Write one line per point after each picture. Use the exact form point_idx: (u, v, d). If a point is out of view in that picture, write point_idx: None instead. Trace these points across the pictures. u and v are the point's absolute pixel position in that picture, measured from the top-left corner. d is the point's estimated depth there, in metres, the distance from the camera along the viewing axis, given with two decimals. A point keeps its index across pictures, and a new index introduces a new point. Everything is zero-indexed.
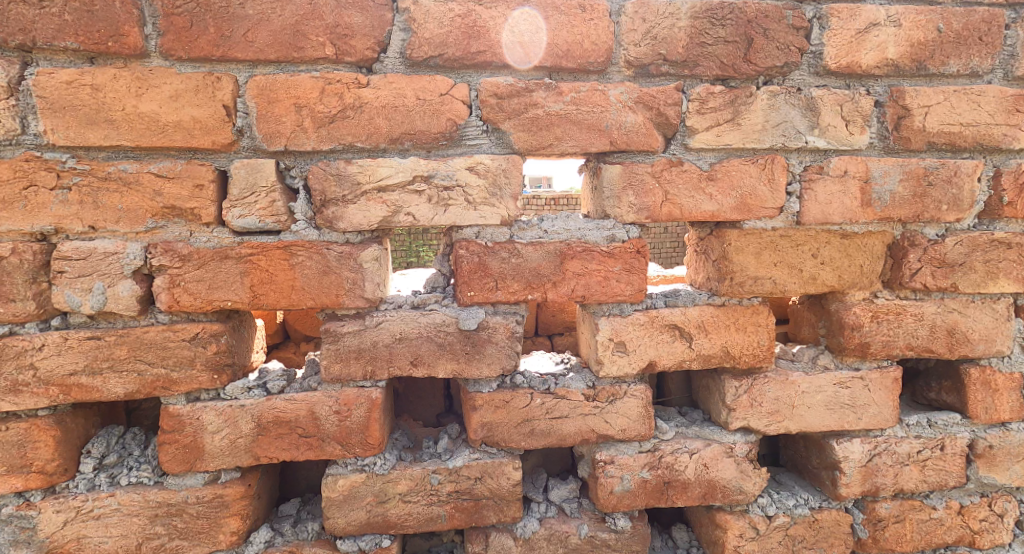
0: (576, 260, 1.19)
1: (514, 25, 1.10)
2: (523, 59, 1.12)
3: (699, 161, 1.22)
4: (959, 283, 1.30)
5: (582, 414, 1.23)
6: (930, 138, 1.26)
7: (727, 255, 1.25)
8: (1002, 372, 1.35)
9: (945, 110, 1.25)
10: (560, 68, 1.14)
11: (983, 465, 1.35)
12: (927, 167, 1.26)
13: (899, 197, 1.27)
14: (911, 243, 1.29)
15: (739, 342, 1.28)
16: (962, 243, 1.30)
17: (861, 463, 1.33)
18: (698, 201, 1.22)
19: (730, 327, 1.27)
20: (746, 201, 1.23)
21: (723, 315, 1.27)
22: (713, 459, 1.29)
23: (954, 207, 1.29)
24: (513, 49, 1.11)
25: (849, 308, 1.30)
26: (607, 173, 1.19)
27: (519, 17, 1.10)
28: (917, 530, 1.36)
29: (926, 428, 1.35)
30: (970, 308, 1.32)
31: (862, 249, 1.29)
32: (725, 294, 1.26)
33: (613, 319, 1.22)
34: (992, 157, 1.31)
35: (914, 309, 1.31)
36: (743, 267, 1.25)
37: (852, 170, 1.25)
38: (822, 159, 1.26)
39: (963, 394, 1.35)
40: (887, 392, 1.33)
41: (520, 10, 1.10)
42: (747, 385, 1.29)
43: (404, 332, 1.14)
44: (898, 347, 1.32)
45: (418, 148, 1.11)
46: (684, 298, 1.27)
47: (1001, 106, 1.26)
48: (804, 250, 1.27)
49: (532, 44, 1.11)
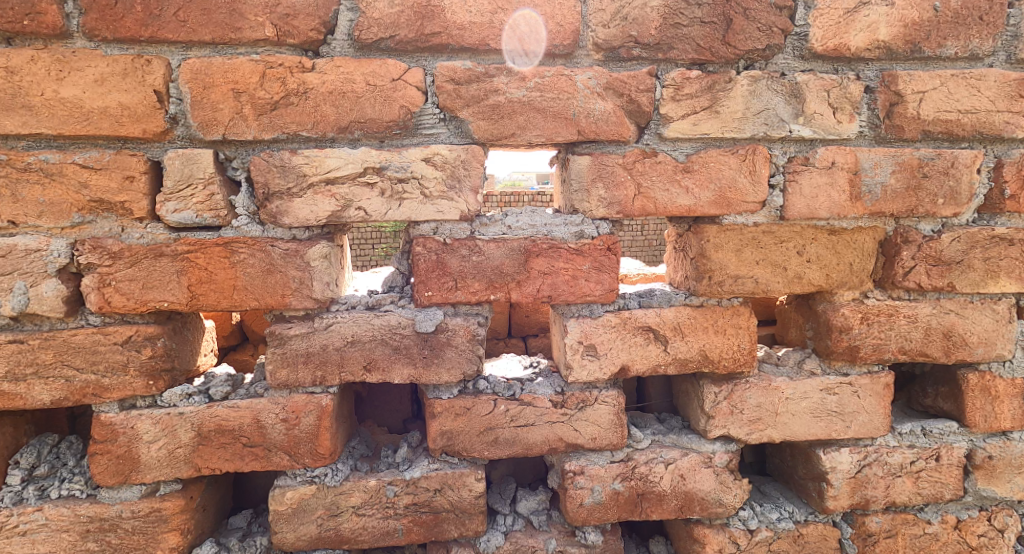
0: (541, 258, 1.12)
1: (515, 24, 1.04)
2: (518, 60, 1.06)
3: (675, 152, 1.15)
4: (956, 282, 1.22)
5: (549, 421, 1.16)
6: (925, 126, 1.17)
7: (705, 253, 1.18)
8: (1003, 378, 1.26)
9: (942, 96, 1.16)
10: (533, 60, 1.07)
11: (982, 477, 1.27)
12: (921, 157, 1.18)
13: (892, 190, 1.18)
14: (904, 240, 1.20)
15: (719, 345, 1.21)
16: (959, 239, 1.21)
17: (850, 474, 1.25)
18: (674, 194, 1.14)
19: (709, 328, 1.20)
20: (725, 196, 1.16)
21: (702, 316, 1.20)
22: (691, 470, 1.21)
23: (951, 201, 1.20)
24: (508, 46, 1.05)
25: (837, 309, 1.23)
26: (576, 165, 1.12)
27: (521, 18, 1.04)
28: (910, 546, 1.28)
29: (920, 438, 1.27)
30: (968, 309, 1.23)
31: (851, 246, 1.21)
32: (704, 294, 1.19)
33: (583, 321, 1.16)
34: (993, 147, 1.22)
35: (908, 310, 1.23)
36: (721, 265, 1.18)
37: (840, 161, 1.16)
38: (807, 149, 1.18)
39: (961, 400, 1.27)
40: (877, 399, 1.25)
41: (524, 9, 1.04)
42: (727, 392, 1.23)
43: (357, 334, 1.07)
44: (890, 351, 1.24)
45: (370, 137, 1.04)
46: (659, 299, 1.20)
47: (1003, 91, 1.17)
48: (788, 247, 1.19)
49: (531, 49, 1.06)
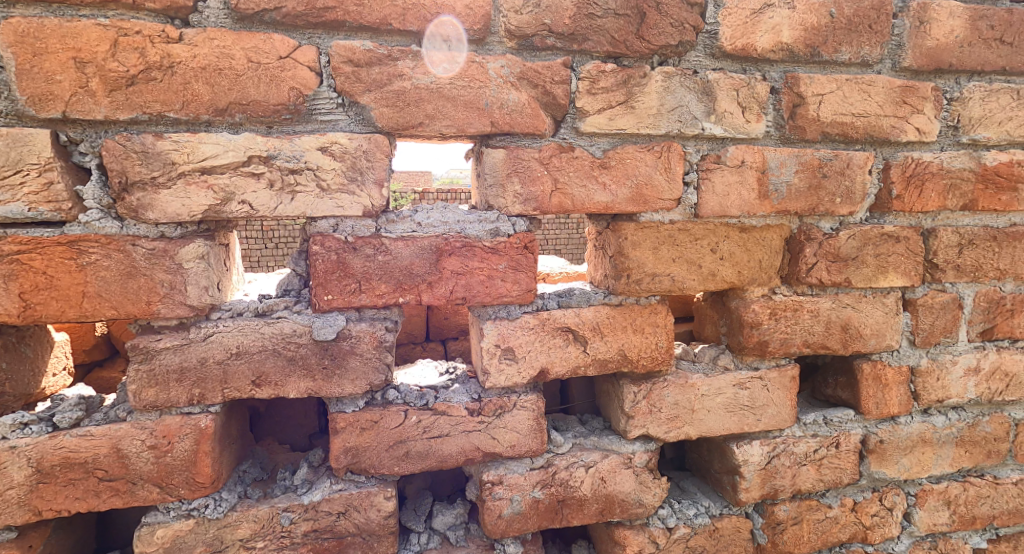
0: (454, 257, 1.05)
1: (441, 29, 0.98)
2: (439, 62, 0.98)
3: (593, 147, 1.12)
4: (852, 278, 1.29)
5: (465, 431, 1.09)
6: (824, 128, 1.23)
7: (625, 251, 1.17)
8: (892, 366, 1.36)
9: (838, 100, 1.23)
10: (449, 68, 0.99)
11: (875, 461, 1.38)
12: (821, 158, 1.24)
13: (796, 189, 1.24)
14: (807, 237, 1.27)
15: (639, 343, 1.20)
16: (854, 237, 1.28)
17: (761, 466, 1.30)
18: (590, 191, 1.12)
19: (628, 327, 1.20)
20: (642, 193, 1.16)
21: (622, 314, 1.19)
22: (611, 472, 1.20)
23: (847, 200, 1.28)
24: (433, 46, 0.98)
25: (748, 305, 1.28)
26: (490, 158, 1.06)
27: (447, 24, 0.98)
28: (813, 530, 1.35)
29: (823, 426, 1.35)
30: (863, 303, 1.32)
31: (759, 243, 1.26)
32: (622, 293, 1.18)
33: (499, 322, 1.10)
34: (881, 150, 1.31)
35: (811, 305, 1.30)
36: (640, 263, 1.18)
37: (749, 160, 1.20)
38: (719, 148, 1.20)
39: (857, 390, 1.36)
40: (785, 392, 1.32)
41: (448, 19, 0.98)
42: (645, 391, 1.23)
43: (243, 346, 0.94)
44: (795, 344, 1.30)
45: (254, 121, 0.92)
46: (578, 298, 1.17)
47: (890, 97, 1.25)
48: (703, 245, 1.22)
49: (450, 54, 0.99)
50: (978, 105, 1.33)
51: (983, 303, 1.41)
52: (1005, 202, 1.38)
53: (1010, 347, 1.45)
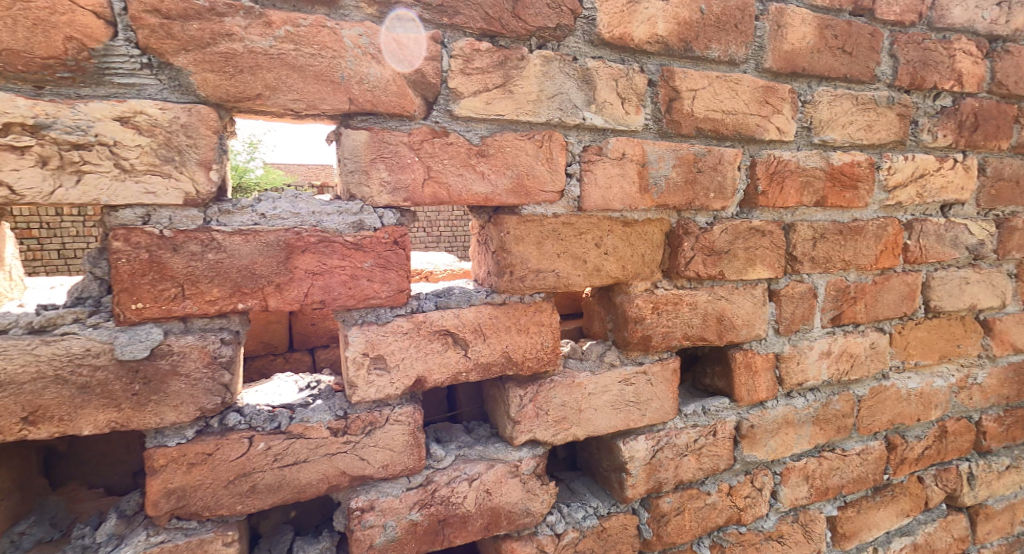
0: (308, 255, 0.91)
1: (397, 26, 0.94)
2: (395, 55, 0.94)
3: (470, 133, 1.04)
4: (725, 271, 1.36)
5: (327, 455, 0.95)
6: (697, 123, 1.27)
7: (507, 247, 1.11)
8: (760, 354, 1.46)
9: (710, 96, 1.27)
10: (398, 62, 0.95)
11: (747, 445, 1.47)
12: (696, 153, 1.28)
13: (673, 182, 1.27)
14: (685, 231, 1.31)
15: (523, 344, 1.15)
16: (726, 231, 1.35)
17: (646, 460, 1.31)
18: (468, 180, 1.04)
19: (512, 327, 1.13)
20: (525, 185, 1.11)
21: (506, 313, 1.13)
22: (496, 483, 1.12)
23: (720, 194, 1.34)
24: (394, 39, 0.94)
25: (632, 300, 1.29)
26: (349, 140, 0.94)
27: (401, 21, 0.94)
28: (695, 519, 1.39)
29: (701, 416, 1.41)
30: (735, 295, 1.39)
31: (642, 238, 1.27)
32: (507, 291, 1.13)
33: (367, 328, 0.99)
34: (748, 147, 1.38)
35: (689, 298, 1.34)
36: (524, 259, 1.13)
37: (629, 153, 1.20)
38: (600, 139, 1.19)
39: (731, 378, 1.44)
40: (667, 385, 1.35)
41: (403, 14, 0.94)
42: (532, 394, 1.17)
43: (4, 376, 0.76)
44: (676, 337, 1.34)
45: (16, 80, 0.75)
46: (458, 298, 1.09)
47: (754, 96, 1.33)
48: (587, 239, 1.20)
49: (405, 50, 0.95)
50: (826, 109, 1.44)
51: (832, 292, 1.54)
52: (848, 199, 1.52)
53: (854, 331, 1.61)
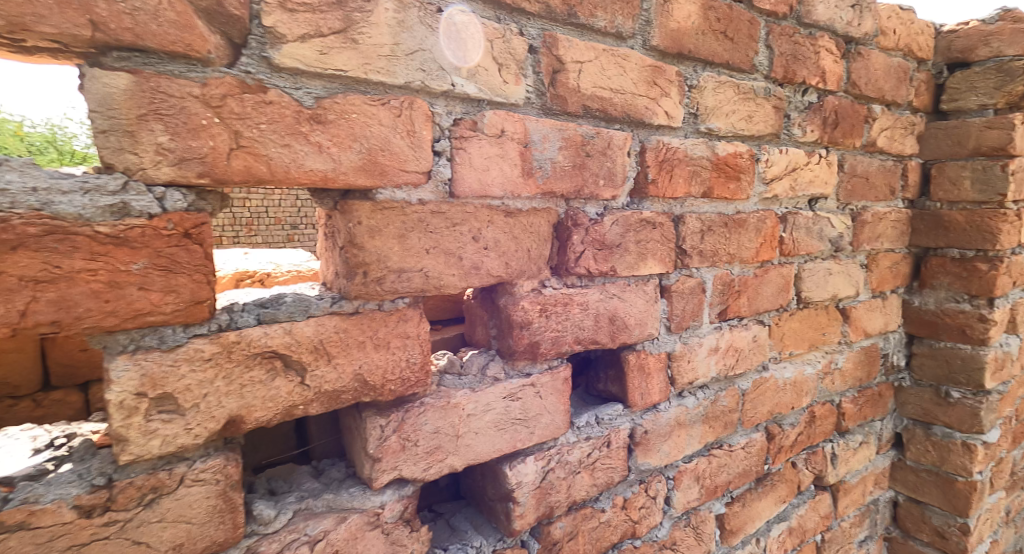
0: (27, 253, 0.63)
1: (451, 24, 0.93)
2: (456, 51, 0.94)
3: (299, 91, 0.80)
4: (617, 266, 1.25)
5: (73, 545, 0.70)
6: (584, 101, 1.14)
7: (361, 241, 0.89)
8: (653, 354, 1.38)
9: (597, 71, 1.14)
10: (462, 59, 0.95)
11: (641, 453, 1.39)
12: (583, 134, 1.14)
13: (560, 167, 1.12)
14: (574, 223, 1.17)
15: (386, 362, 0.93)
16: (617, 222, 1.24)
17: (535, 485, 1.17)
18: (298, 154, 0.79)
19: (370, 341, 0.91)
20: (384, 162, 0.88)
21: (362, 323, 0.90)
22: (350, 540, 0.91)
23: (610, 182, 1.21)
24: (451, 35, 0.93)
25: (517, 302, 1.12)
26: (100, 84, 0.66)
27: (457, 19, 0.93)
28: (588, 540, 1.28)
29: (595, 427, 1.30)
30: (627, 292, 1.29)
31: (527, 230, 1.11)
32: (363, 297, 0.90)
33: (144, 355, 0.71)
34: (638, 132, 1.27)
35: (580, 297, 1.21)
36: (385, 255, 0.92)
37: (509, 130, 1.03)
38: (475, 111, 1.00)
39: (625, 382, 1.33)
40: (557, 396, 1.20)
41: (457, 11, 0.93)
42: (397, 421, 0.96)
43: None
44: (567, 342, 1.20)
45: None
46: (291, 308, 0.83)
47: (642, 76, 1.23)
48: (462, 231, 1.01)
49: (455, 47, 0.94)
50: (711, 95, 1.39)
51: (719, 286, 1.51)
52: (732, 191, 1.49)
53: (738, 325, 1.60)
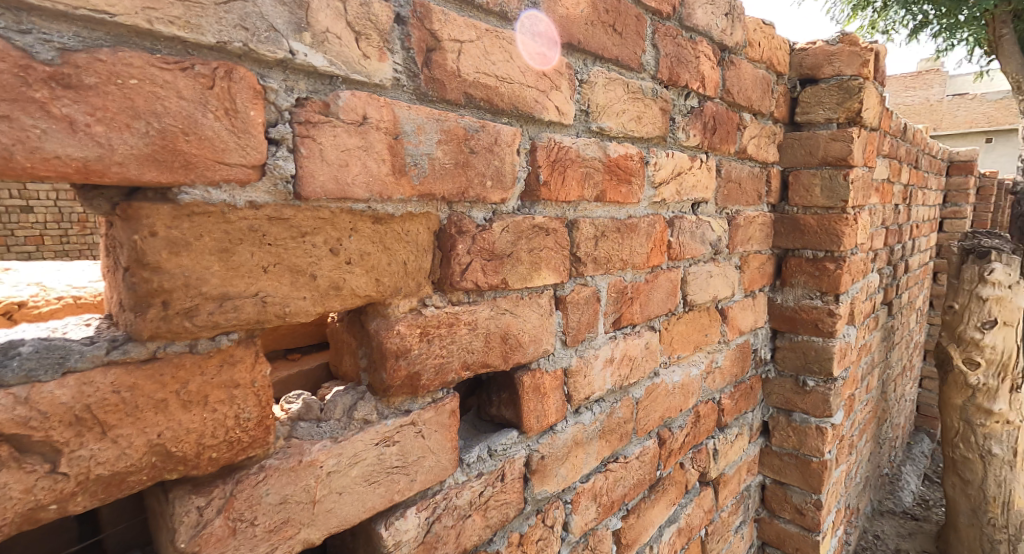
0: None
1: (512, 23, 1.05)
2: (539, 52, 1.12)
3: (35, 42, 0.56)
4: (508, 278, 1.11)
5: None
6: (466, 88, 0.97)
7: (156, 260, 0.65)
8: (548, 372, 1.26)
9: (479, 54, 0.98)
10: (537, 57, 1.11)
11: (538, 481, 1.26)
12: (465, 127, 0.97)
13: (440, 165, 0.94)
14: (458, 231, 1.00)
15: (204, 422, 0.70)
16: (507, 229, 1.09)
17: (417, 541, 1.00)
18: (36, 128, 0.56)
19: (178, 397, 0.68)
20: (189, 151, 0.66)
21: (162, 374, 0.66)
22: None
23: (498, 183, 1.06)
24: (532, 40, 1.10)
25: (391, 326, 0.93)
26: None
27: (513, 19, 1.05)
28: None
29: (487, 461, 1.14)
30: (519, 306, 1.16)
31: (402, 239, 0.92)
32: (166, 337, 0.66)
33: None
34: (528, 127, 1.13)
35: (468, 316, 1.05)
36: (198, 278, 0.68)
37: (373, 117, 0.83)
38: (327, 91, 0.79)
39: (519, 407, 1.19)
40: (443, 433, 1.03)
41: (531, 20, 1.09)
42: (222, 501, 0.75)
43: None
44: (453, 369, 1.03)
45: None
46: (42, 358, 0.59)
47: (530, 65, 1.10)
48: (313, 242, 0.79)
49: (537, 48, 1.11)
50: (601, 92, 1.30)
51: (613, 294, 1.44)
52: (624, 194, 1.42)
53: (632, 332, 1.55)
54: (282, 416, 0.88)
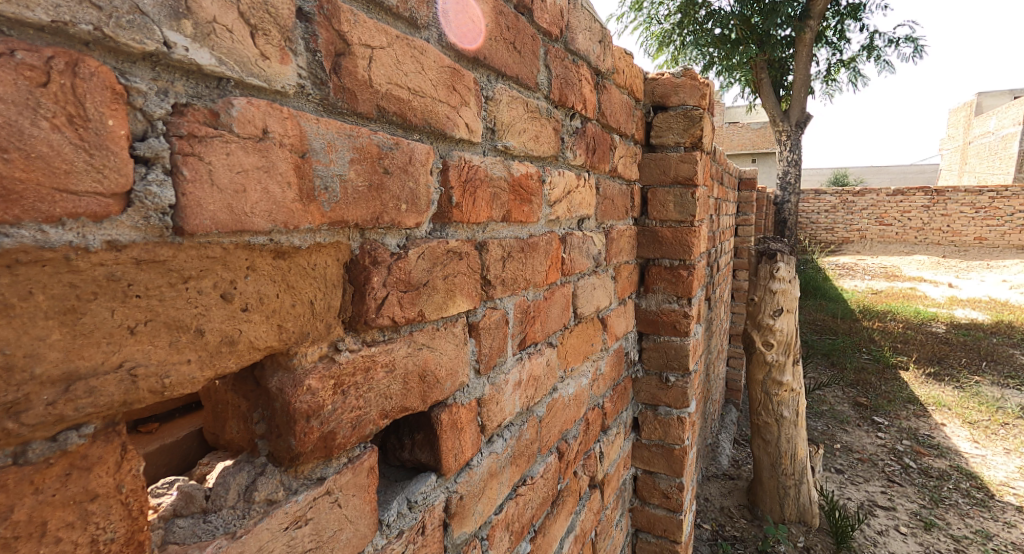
0: None
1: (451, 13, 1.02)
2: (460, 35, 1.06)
3: None
4: (425, 309, 1.00)
5: None
6: (378, 100, 0.84)
7: None
8: (463, 406, 1.18)
9: (391, 62, 0.85)
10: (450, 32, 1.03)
11: (457, 524, 1.17)
12: (379, 144, 0.84)
13: (352, 188, 0.80)
14: (372, 261, 0.86)
15: None
16: (423, 256, 0.98)
17: None
18: None
19: None
20: (10, 174, 0.46)
21: None
22: None
23: (412, 207, 0.95)
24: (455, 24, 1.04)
25: (300, 382, 0.76)
26: None
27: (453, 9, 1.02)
28: None
29: (407, 515, 1.02)
30: (436, 339, 1.05)
31: (307, 275, 0.75)
32: None
33: None
34: (438, 145, 1.04)
35: (385, 357, 0.91)
36: (28, 356, 0.47)
37: (275, 131, 0.67)
38: (213, 95, 0.62)
39: (437, 448, 1.09)
40: (362, 496, 0.88)
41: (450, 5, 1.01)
42: None
43: None
44: (371, 421, 0.89)
45: None
46: None
47: (441, 78, 1.00)
48: (200, 288, 0.60)
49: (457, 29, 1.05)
50: (505, 109, 1.26)
51: (518, 315, 1.41)
52: (525, 214, 1.40)
53: (535, 351, 1.53)
54: (151, 517, 0.68)
